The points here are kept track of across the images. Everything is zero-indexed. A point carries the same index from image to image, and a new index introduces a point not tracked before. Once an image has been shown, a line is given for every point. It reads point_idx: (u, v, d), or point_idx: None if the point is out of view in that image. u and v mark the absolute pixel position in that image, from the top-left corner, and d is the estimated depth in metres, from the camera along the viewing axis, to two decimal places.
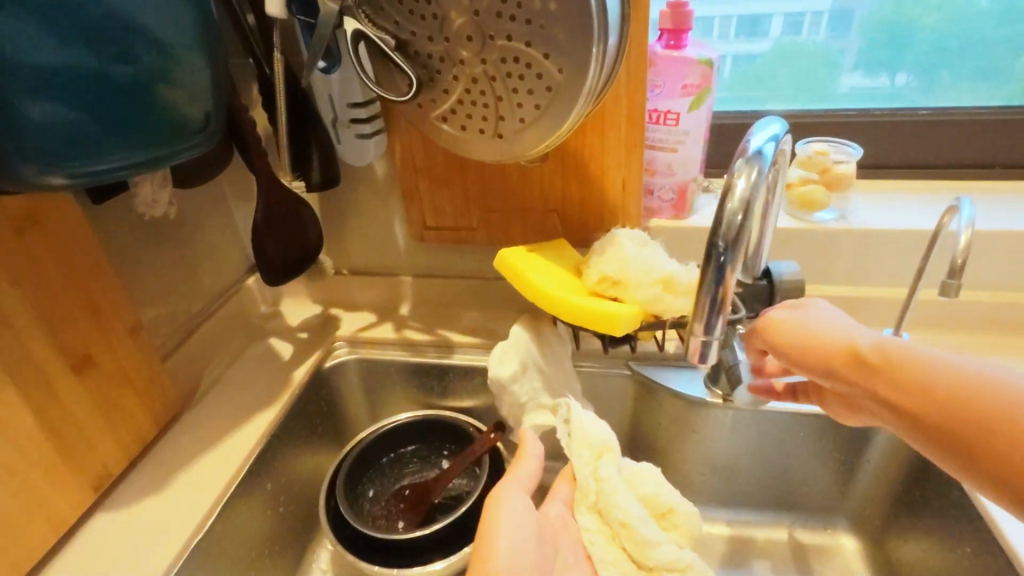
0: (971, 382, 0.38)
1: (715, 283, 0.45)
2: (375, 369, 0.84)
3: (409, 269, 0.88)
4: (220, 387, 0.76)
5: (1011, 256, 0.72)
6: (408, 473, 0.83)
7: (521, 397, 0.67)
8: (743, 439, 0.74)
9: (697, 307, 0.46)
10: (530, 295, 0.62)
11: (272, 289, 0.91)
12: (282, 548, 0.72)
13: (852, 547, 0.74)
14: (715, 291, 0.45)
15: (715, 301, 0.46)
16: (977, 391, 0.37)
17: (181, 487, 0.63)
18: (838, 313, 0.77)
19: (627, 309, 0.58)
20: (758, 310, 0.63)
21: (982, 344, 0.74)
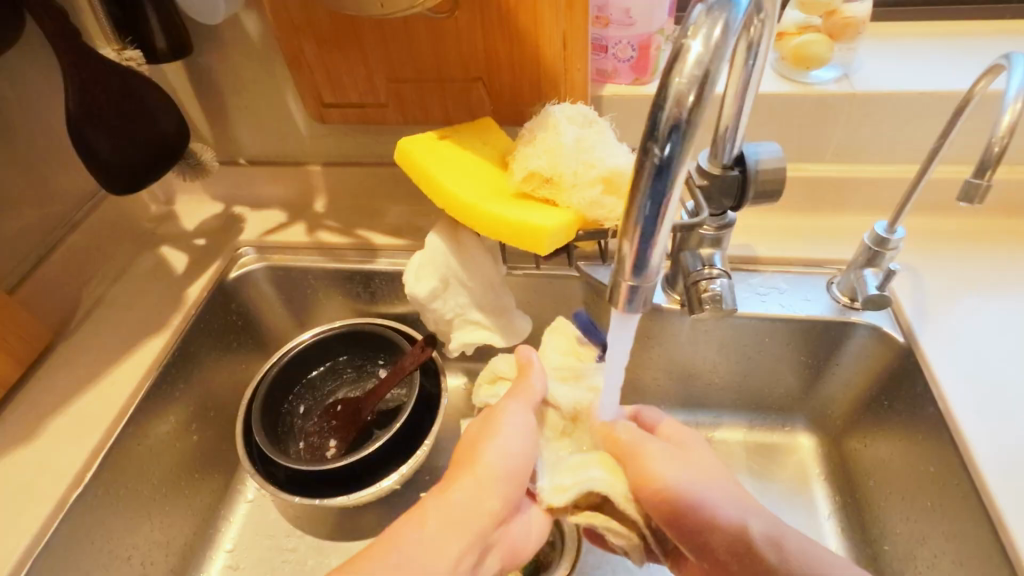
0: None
1: (652, 206, 0.29)
2: (289, 278, 0.72)
3: (319, 156, 0.73)
4: (105, 309, 0.66)
5: None
6: (343, 385, 0.75)
7: (445, 314, 0.57)
8: (702, 345, 0.66)
9: (625, 243, 0.31)
10: (437, 199, 0.49)
11: (160, 186, 0.76)
12: (203, 475, 0.67)
13: (808, 447, 0.68)
14: (652, 219, 0.30)
15: (650, 236, 0.30)
16: None
17: (59, 429, 0.56)
18: (824, 200, 0.65)
19: (555, 219, 0.45)
20: (726, 206, 0.51)
21: (982, 231, 0.64)
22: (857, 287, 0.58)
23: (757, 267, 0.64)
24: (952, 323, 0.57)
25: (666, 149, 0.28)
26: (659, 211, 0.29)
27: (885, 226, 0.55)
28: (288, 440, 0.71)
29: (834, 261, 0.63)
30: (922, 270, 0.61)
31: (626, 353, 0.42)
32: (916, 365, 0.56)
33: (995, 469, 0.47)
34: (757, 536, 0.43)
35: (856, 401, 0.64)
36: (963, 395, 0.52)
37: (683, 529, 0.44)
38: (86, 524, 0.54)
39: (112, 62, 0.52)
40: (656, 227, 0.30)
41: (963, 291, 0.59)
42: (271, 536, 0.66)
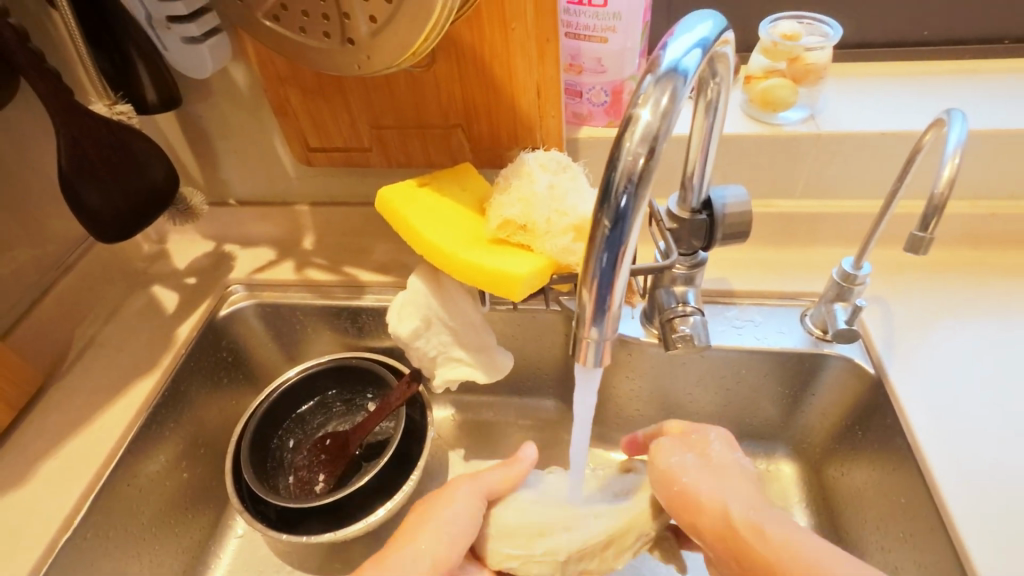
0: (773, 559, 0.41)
1: (606, 264, 0.32)
2: (278, 315, 0.74)
3: (306, 195, 0.75)
4: (96, 349, 0.68)
5: (1001, 157, 0.61)
6: (332, 419, 0.76)
7: (428, 352, 0.59)
8: (682, 376, 0.68)
9: (584, 297, 0.33)
10: (415, 245, 0.50)
11: (152, 226, 0.78)
12: (193, 512, 0.68)
13: (789, 475, 0.70)
14: (608, 276, 0.32)
15: (606, 290, 0.33)
16: None
17: (50, 470, 0.57)
18: (795, 233, 0.67)
19: (528, 266, 0.47)
20: (696, 246, 0.53)
21: (949, 263, 0.66)
22: (826, 321, 0.60)
23: (733, 300, 0.66)
24: (920, 354, 0.59)
25: (618, 213, 0.31)
26: (614, 267, 0.32)
27: (852, 262, 0.56)
28: (277, 475, 0.72)
29: (807, 293, 0.65)
30: (892, 301, 0.63)
31: (594, 395, 0.44)
32: (885, 396, 0.57)
33: (958, 501, 0.49)
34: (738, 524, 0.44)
35: (832, 431, 0.66)
36: (930, 426, 0.54)
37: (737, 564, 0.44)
38: (75, 565, 0.55)
39: (103, 116, 0.54)
40: (613, 282, 0.32)
41: (932, 323, 0.61)
42: (260, 572, 0.67)
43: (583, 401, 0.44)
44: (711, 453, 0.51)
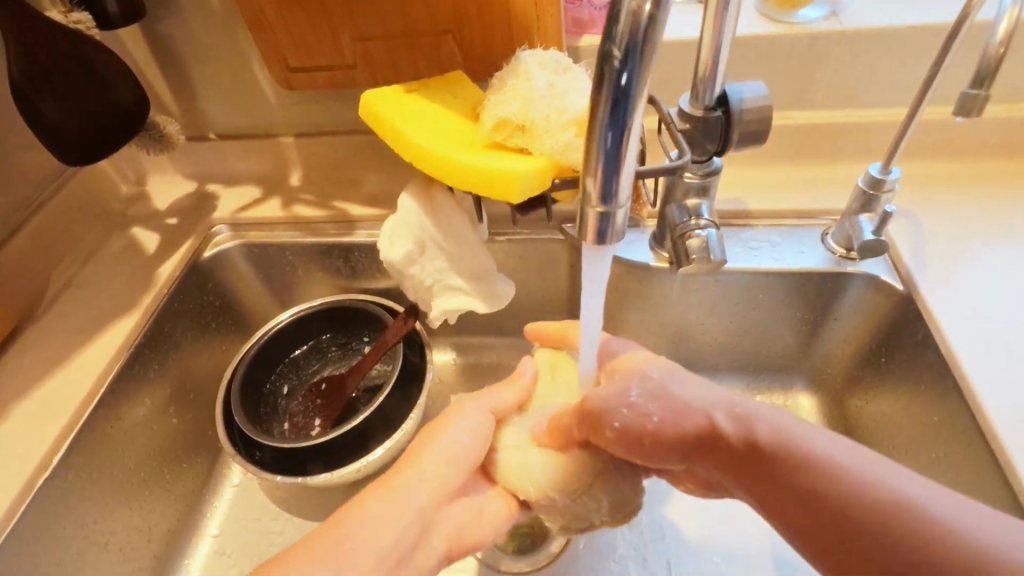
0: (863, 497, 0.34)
1: (613, 141, 0.27)
2: (266, 255, 0.70)
3: (290, 127, 0.70)
4: (73, 290, 0.64)
5: None
6: (328, 364, 0.73)
7: (423, 281, 0.55)
8: (695, 305, 0.64)
9: (588, 186, 0.29)
10: (403, 153, 0.46)
11: (129, 165, 0.73)
12: (184, 460, 0.65)
13: (808, 408, 0.66)
14: (615, 153, 0.28)
15: (614, 172, 0.28)
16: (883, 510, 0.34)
17: (27, 410, 0.54)
18: (814, 148, 0.63)
19: (528, 166, 0.43)
20: (711, 150, 0.49)
21: (982, 175, 0.62)
22: (852, 234, 0.55)
23: (748, 221, 0.62)
24: (953, 267, 0.55)
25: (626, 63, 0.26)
26: (621, 142, 0.27)
27: (879, 168, 0.52)
28: (271, 420, 0.68)
29: (828, 211, 0.61)
30: (921, 215, 0.59)
31: (604, 296, 0.40)
32: (916, 312, 0.53)
33: (1001, 413, 0.45)
34: (730, 434, 0.40)
35: (855, 358, 0.62)
36: (966, 339, 0.50)
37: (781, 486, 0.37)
38: (57, 507, 0.52)
39: (58, 24, 0.49)
40: (623, 153, 0.28)
41: (966, 236, 0.57)
42: (256, 519, 0.65)
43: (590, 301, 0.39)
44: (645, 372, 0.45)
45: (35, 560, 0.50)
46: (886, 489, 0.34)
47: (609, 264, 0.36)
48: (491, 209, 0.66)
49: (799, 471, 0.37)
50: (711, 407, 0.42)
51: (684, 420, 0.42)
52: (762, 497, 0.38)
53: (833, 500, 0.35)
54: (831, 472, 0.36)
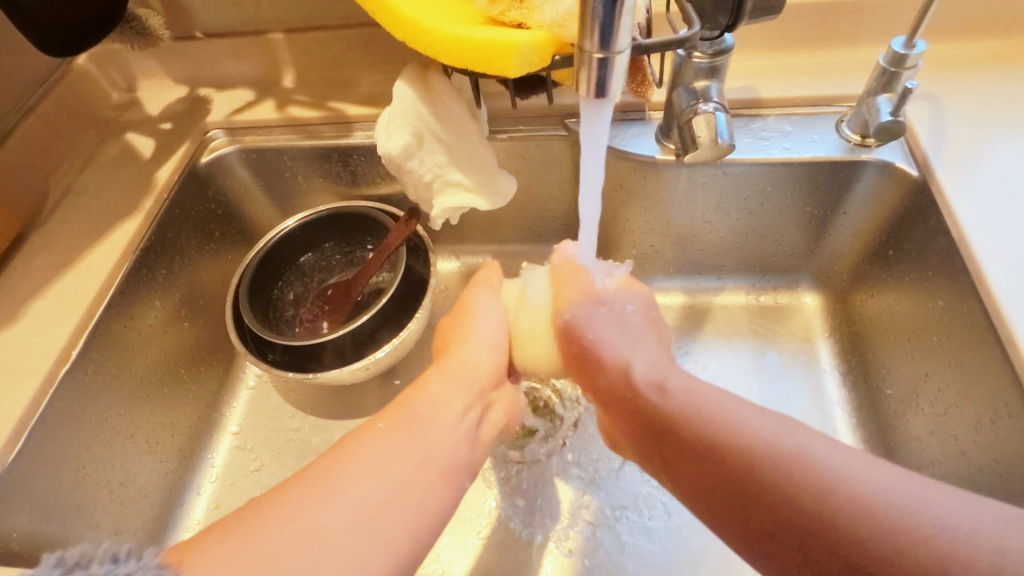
0: (789, 452, 0.34)
1: None
2: (264, 160, 0.69)
3: (279, 22, 0.67)
4: (73, 197, 0.64)
5: None
6: (333, 271, 0.73)
7: (423, 176, 0.54)
8: (701, 203, 0.62)
9: (585, 45, 0.28)
10: (395, 30, 0.43)
11: (118, 70, 0.71)
12: (200, 363, 0.67)
13: (813, 307, 0.66)
14: (612, 7, 0.26)
15: (611, 27, 0.27)
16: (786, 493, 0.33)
17: (41, 311, 0.55)
18: (834, 29, 0.59)
19: (526, 36, 0.40)
20: (721, 27, 0.46)
21: (1013, 54, 0.58)
22: (868, 119, 0.53)
23: (760, 110, 0.59)
24: (972, 151, 0.52)
25: None
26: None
27: (903, 42, 0.49)
28: (281, 325, 0.70)
29: (844, 98, 0.58)
30: (944, 98, 0.56)
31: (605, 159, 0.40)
32: (930, 198, 0.52)
33: (1008, 292, 0.45)
34: (643, 386, 0.42)
35: (864, 253, 0.61)
36: (980, 223, 0.48)
37: (692, 426, 0.38)
38: (81, 401, 0.54)
39: None
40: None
41: (989, 119, 0.54)
42: (274, 418, 0.68)
43: (591, 157, 0.39)
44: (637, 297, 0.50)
45: (65, 447, 0.52)
46: (797, 455, 0.34)
47: (611, 117, 0.36)
48: (493, 106, 0.63)
49: (728, 429, 0.36)
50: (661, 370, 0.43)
51: (651, 373, 0.42)
52: (673, 455, 0.38)
53: (766, 469, 0.34)
54: (764, 442, 0.35)
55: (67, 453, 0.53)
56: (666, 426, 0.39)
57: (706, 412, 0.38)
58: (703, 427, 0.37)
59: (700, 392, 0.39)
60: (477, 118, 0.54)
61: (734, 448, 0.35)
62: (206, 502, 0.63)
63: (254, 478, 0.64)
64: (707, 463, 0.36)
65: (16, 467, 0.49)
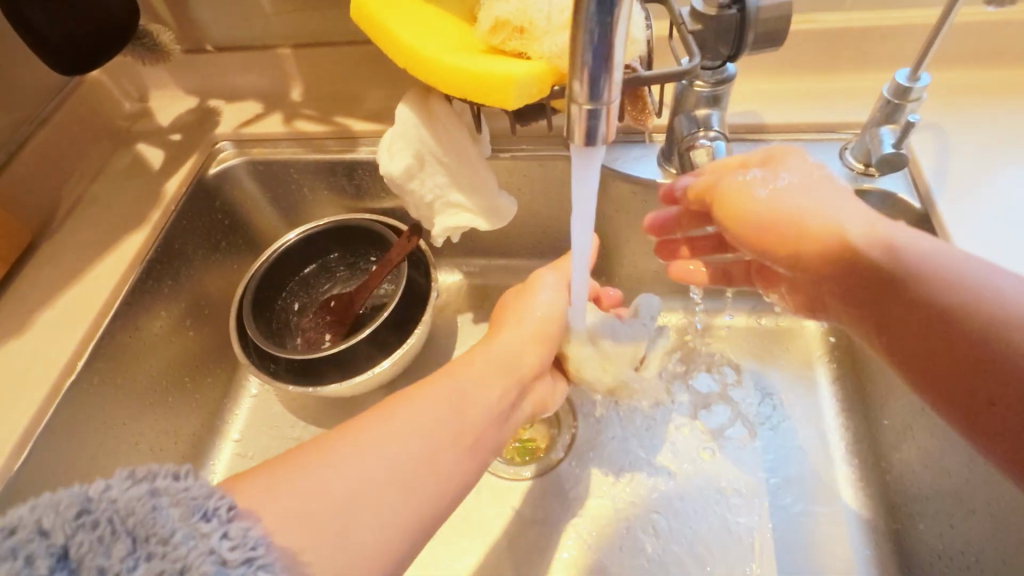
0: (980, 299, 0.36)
1: (601, 45, 0.26)
2: (271, 173, 0.70)
3: (289, 38, 0.68)
4: (84, 207, 0.65)
5: None
6: (337, 282, 0.74)
7: (424, 197, 0.54)
8: (703, 226, 0.62)
9: (577, 95, 0.28)
10: (396, 58, 0.44)
11: (130, 81, 0.72)
12: (205, 372, 0.68)
13: (814, 331, 0.66)
14: (601, 61, 0.26)
15: (601, 81, 0.27)
16: (1001, 333, 0.35)
17: (50, 320, 0.57)
18: (842, 55, 0.59)
19: (524, 69, 0.41)
20: (724, 55, 0.46)
21: None
22: (872, 148, 0.52)
23: (764, 136, 0.59)
24: (976, 185, 0.52)
25: None
26: (608, 52, 0.26)
27: (908, 74, 0.49)
28: (284, 335, 0.71)
29: (849, 125, 0.58)
30: (950, 129, 0.55)
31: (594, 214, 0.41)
32: (932, 231, 0.51)
33: None
34: (865, 249, 0.42)
35: None
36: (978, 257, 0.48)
37: (897, 303, 0.40)
38: (87, 407, 0.55)
39: None
40: (614, 50, 0.26)
41: (997, 152, 0.53)
42: (275, 427, 0.69)
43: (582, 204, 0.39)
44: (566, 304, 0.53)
45: (70, 455, 0.54)
46: (998, 298, 0.36)
47: (599, 166, 0.36)
48: (496, 125, 0.63)
49: (962, 289, 0.37)
50: (862, 221, 0.44)
51: (830, 230, 0.44)
52: (928, 354, 0.39)
53: (978, 326, 0.36)
54: (994, 300, 0.36)
55: (73, 459, 0.54)
56: (936, 313, 0.38)
57: (953, 275, 0.38)
58: (1001, 310, 0.35)
59: (935, 264, 0.39)
60: (478, 141, 0.54)
61: (962, 298, 0.37)
62: None
63: None
64: (943, 334, 0.38)
65: (22, 474, 0.50)
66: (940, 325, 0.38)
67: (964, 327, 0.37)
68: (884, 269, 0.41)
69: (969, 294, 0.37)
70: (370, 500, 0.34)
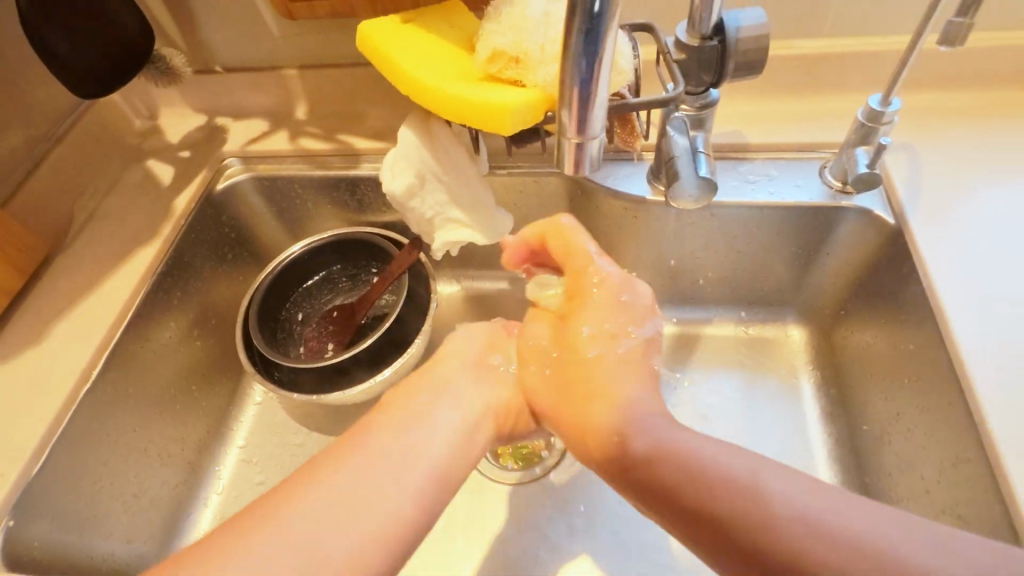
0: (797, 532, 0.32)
1: (583, 92, 0.31)
2: (277, 188, 0.72)
3: (295, 60, 0.71)
4: (96, 222, 0.68)
5: None
6: (339, 293, 0.76)
7: (425, 213, 0.57)
8: (691, 240, 0.65)
9: (564, 129, 0.33)
10: (400, 85, 0.47)
11: (141, 100, 0.75)
12: (212, 381, 0.70)
13: (798, 339, 0.69)
14: (584, 105, 0.31)
15: (585, 119, 0.32)
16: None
17: (64, 332, 0.59)
18: (820, 78, 0.62)
19: (519, 97, 0.44)
20: (706, 82, 0.49)
21: (988, 106, 0.61)
22: (847, 168, 0.56)
23: (747, 155, 0.62)
24: (945, 203, 0.55)
25: (594, 10, 0.28)
26: (587, 99, 0.31)
27: (880, 100, 0.52)
28: (288, 344, 0.73)
29: (828, 144, 0.61)
30: (921, 149, 0.59)
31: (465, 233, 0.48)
32: (904, 246, 0.55)
33: (973, 338, 0.47)
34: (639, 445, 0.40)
35: (844, 292, 0.64)
36: (946, 272, 0.51)
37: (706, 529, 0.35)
38: (99, 416, 0.58)
39: None
40: (594, 96, 0.31)
41: (965, 172, 0.57)
42: (280, 433, 0.71)
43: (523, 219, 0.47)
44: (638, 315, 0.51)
45: (83, 462, 0.56)
46: (806, 525, 0.32)
47: None
48: (493, 143, 0.66)
49: (757, 512, 0.34)
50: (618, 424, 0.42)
51: (671, 455, 0.38)
52: (704, 536, 0.35)
53: (785, 558, 0.32)
54: (814, 529, 0.32)
55: (86, 466, 0.56)
56: (709, 520, 0.35)
57: (787, 495, 0.34)
58: (761, 549, 0.33)
59: (754, 476, 0.35)
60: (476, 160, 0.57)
61: (764, 540, 0.33)
62: (212, 512, 0.66)
63: (258, 491, 0.67)
64: (724, 550, 0.34)
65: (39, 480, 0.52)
66: (717, 529, 0.34)
67: (728, 553, 0.34)
68: (648, 455, 0.39)
69: (804, 529, 0.32)
70: (345, 525, 0.37)
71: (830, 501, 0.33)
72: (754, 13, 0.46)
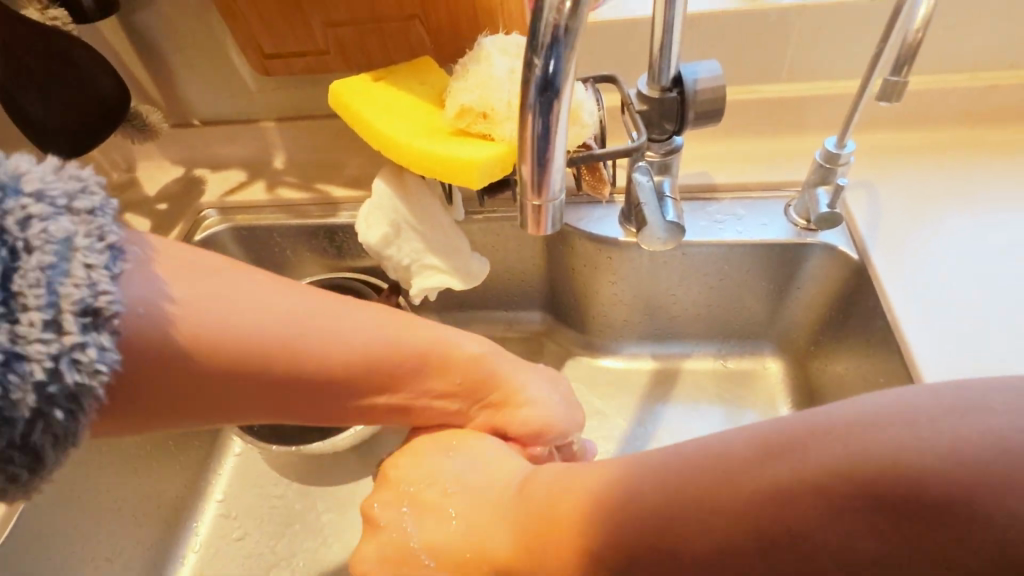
0: (838, 465, 0.23)
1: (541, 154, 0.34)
2: (255, 237, 0.72)
3: (272, 112, 0.72)
4: None
5: (988, 26, 0.58)
6: None
7: (402, 261, 0.57)
8: (667, 277, 0.66)
9: (527, 191, 0.37)
10: (372, 141, 0.49)
11: (119, 153, 0.76)
12: (191, 436, 0.68)
13: (776, 370, 0.70)
14: (541, 166, 0.35)
15: (543, 179, 0.36)
16: (852, 500, 0.22)
17: None
18: (779, 121, 0.65)
19: (486, 152, 0.45)
20: (669, 130, 0.51)
21: (939, 144, 0.64)
22: (810, 207, 0.58)
23: (714, 194, 0.64)
24: (904, 236, 0.57)
25: (548, 70, 0.31)
26: (544, 159, 0.34)
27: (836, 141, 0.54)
28: None
29: (792, 183, 0.63)
30: (880, 186, 0.61)
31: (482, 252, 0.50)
32: (868, 280, 0.56)
33: (935, 366, 0.48)
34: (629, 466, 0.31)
35: (817, 323, 0.65)
36: (907, 303, 0.52)
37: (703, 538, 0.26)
38: (70, 474, 0.56)
39: (36, 26, 0.54)
40: (552, 159, 0.35)
41: (921, 207, 0.59)
42: (259, 485, 0.69)
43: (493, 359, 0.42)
44: (551, 401, 0.45)
45: (53, 524, 0.55)
46: (830, 455, 0.24)
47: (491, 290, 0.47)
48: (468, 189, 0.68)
49: (763, 475, 0.25)
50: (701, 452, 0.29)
51: (610, 491, 0.30)
52: (731, 546, 0.25)
53: (826, 493, 0.23)
54: (839, 459, 0.23)
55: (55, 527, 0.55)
56: (714, 506, 0.26)
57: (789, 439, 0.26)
58: (798, 495, 0.24)
59: (741, 439, 0.28)
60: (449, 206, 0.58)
61: (801, 492, 0.24)
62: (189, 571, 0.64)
63: (238, 547, 0.66)
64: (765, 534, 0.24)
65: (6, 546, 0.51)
66: (748, 514, 0.25)
67: (775, 532, 0.24)
68: (619, 517, 0.29)
69: (834, 465, 0.23)
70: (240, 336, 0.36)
71: (857, 414, 0.25)
72: (709, 67, 0.48)
